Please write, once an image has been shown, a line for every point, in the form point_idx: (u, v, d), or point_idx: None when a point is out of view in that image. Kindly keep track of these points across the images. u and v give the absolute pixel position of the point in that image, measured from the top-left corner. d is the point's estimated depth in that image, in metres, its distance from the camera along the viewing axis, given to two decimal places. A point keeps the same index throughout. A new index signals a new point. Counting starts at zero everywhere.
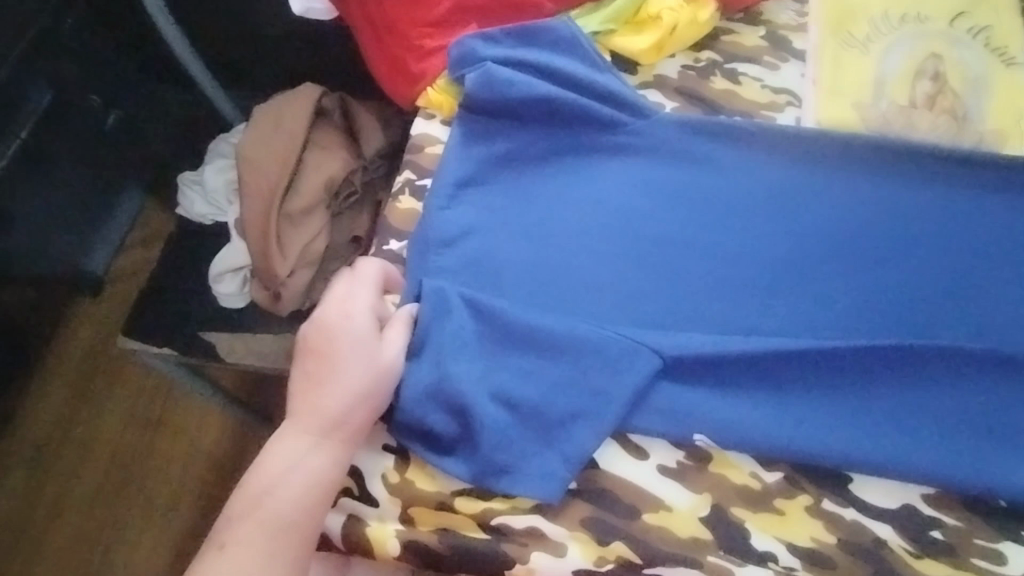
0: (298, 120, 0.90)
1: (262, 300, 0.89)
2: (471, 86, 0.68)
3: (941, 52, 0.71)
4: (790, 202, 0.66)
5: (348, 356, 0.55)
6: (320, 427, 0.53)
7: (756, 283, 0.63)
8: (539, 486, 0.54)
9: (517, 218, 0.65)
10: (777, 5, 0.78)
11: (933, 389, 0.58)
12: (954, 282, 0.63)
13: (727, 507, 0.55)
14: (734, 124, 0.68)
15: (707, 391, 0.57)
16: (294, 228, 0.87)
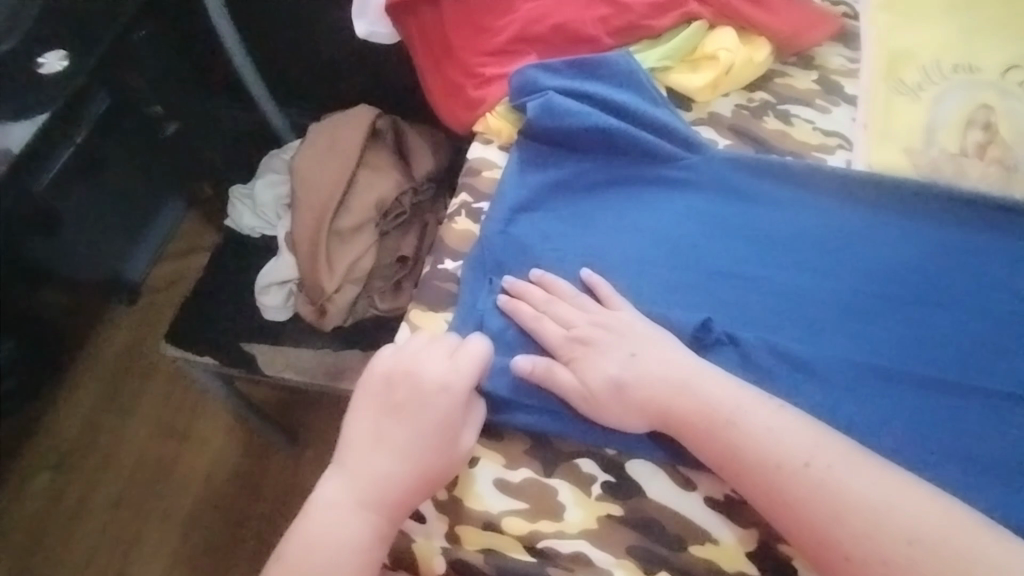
0: (355, 140, 0.94)
1: (307, 314, 0.92)
2: (531, 114, 0.70)
3: (992, 103, 0.73)
4: (838, 244, 0.66)
5: (415, 429, 0.55)
6: (388, 481, 0.54)
7: (808, 319, 0.63)
8: (602, 431, 0.58)
9: (574, 237, 0.67)
10: (829, 50, 0.80)
11: (984, 433, 0.58)
12: (1007, 331, 0.62)
13: (775, 546, 0.54)
14: (784, 162, 0.69)
15: None
16: (343, 245, 0.91)
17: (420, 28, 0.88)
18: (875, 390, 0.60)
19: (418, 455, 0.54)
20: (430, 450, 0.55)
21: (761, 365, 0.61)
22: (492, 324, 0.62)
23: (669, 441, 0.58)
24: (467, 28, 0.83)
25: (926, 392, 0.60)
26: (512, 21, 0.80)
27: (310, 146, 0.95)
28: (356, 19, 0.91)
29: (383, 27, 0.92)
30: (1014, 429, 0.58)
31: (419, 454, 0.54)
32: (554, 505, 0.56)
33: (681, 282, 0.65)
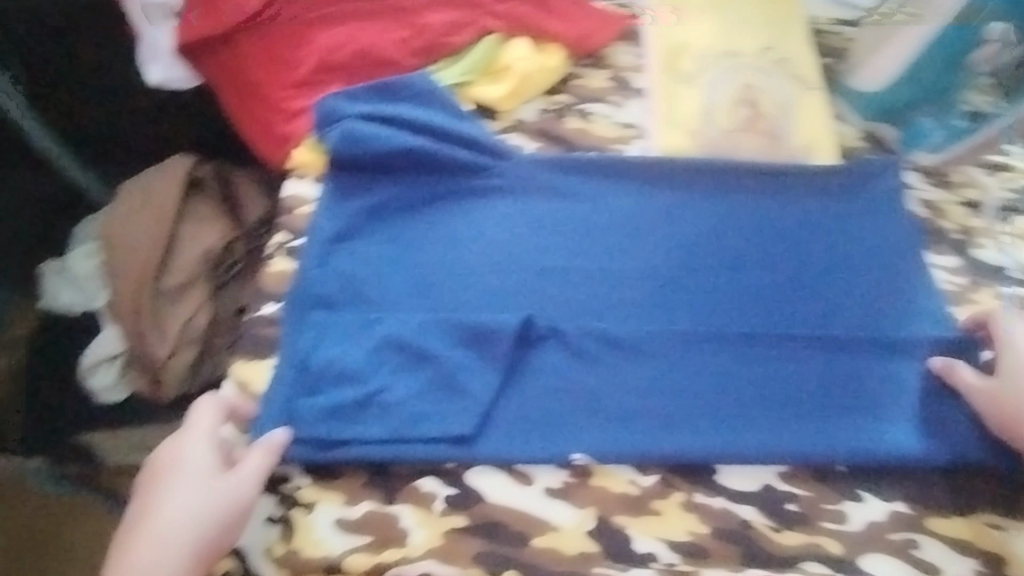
0: (170, 195, 0.89)
1: (142, 387, 0.88)
2: (334, 144, 0.72)
3: (754, 82, 0.81)
4: (644, 224, 0.72)
5: (190, 480, 0.54)
6: (177, 535, 0.52)
7: (623, 299, 0.68)
8: (437, 446, 0.60)
9: (394, 259, 0.68)
10: (619, 50, 0.85)
11: (785, 369, 0.66)
12: (794, 282, 0.70)
13: (610, 518, 0.59)
14: (587, 158, 0.74)
15: (555, 396, 0.63)
16: (170, 305, 0.86)
17: (220, 70, 0.85)
18: (685, 357, 0.66)
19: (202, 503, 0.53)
20: (215, 494, 0.54)
21: (584, 352, 0.65)
22: (316, 361, 0.63)
23: (501, 441, 0.61)
24: (267, 64, 0.81)
25: (735, 345, 0.66)
26: (313, 52, 0.79)
27: (123, 205, 0.89)
28: (147, 66, 0.86)
29: (180, 71, 0.87)
30: (811, 362, 0.66)
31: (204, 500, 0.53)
32: (395, 533, 0.57)
33: (501, 285, 0.68)
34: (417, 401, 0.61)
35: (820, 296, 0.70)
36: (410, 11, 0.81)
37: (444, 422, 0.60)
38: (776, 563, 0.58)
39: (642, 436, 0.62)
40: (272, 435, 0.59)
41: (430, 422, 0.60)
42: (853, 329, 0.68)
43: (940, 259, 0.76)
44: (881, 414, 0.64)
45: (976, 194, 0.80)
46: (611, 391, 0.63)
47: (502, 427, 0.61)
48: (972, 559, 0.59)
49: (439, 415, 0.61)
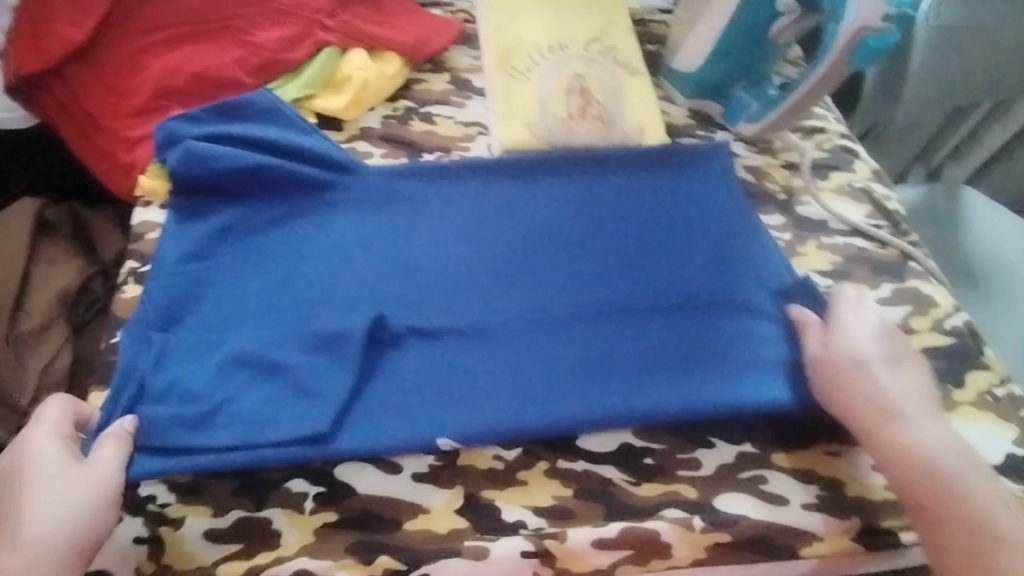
0: (19, 237, 0.86)
1: (1, 437, 0.80)
2: (173, 166, 0.73)
3: (582, 71, 0.85)
4: (490, 218, 0.76)
5: (39, 480, 0.54)
6: (39, 533, 0.52)
7: (473, 288, 0.71)
8: (285, 447, 0.61)
9: (243, 277, 0.70)
10: (456, 53, 0.90)
11: (629, 331, 0.70)
12: (633, 252, 0.76)
13: (478, 494, 0.63)
14: (436, 166, 0.78)
15: (407, 387, 0.65)
16: (29, 350, 0.82)
17: (54, 104, 0.83)
18: (536, 338, 0.69)
19: (60, 495, 0.54)
20: (71, 484, 0.54)
21: (436, 343, 0.68)
22: (158, 382, 0.63)
23: (356, 434, 0.62)
24: (102, 94, 0.80)
25: (582, 315, 0.71)
26: (147, 78, 0.79)
27: None
28: None
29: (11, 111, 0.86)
30: (654, 322, 0.71)
31: (61, 493, 0.54)
32: (269, 535, 0.60)
33: (349, 290, 0.70)
34: (266, 409, 0.63)
35: (668, 269, 0.75)
36: (241, 28, 0.82)
37: (296, 425, 0.62)
38: (641, 513, 0.63)
39: (497, 413, 0.64)
40: (118, 424, 0.60)
41: (281, 427, 0.62)
42: (690, 291, 0.74)
43: (768, 219, 0.83)
44: (733, 374, 0.68)
45: (797, 156, 0.88)
46: (464, 373, 0.66)
47: (358, 423, 0.63)
48: (814, 487, 0.66)
49: (294, 418, 0.62)
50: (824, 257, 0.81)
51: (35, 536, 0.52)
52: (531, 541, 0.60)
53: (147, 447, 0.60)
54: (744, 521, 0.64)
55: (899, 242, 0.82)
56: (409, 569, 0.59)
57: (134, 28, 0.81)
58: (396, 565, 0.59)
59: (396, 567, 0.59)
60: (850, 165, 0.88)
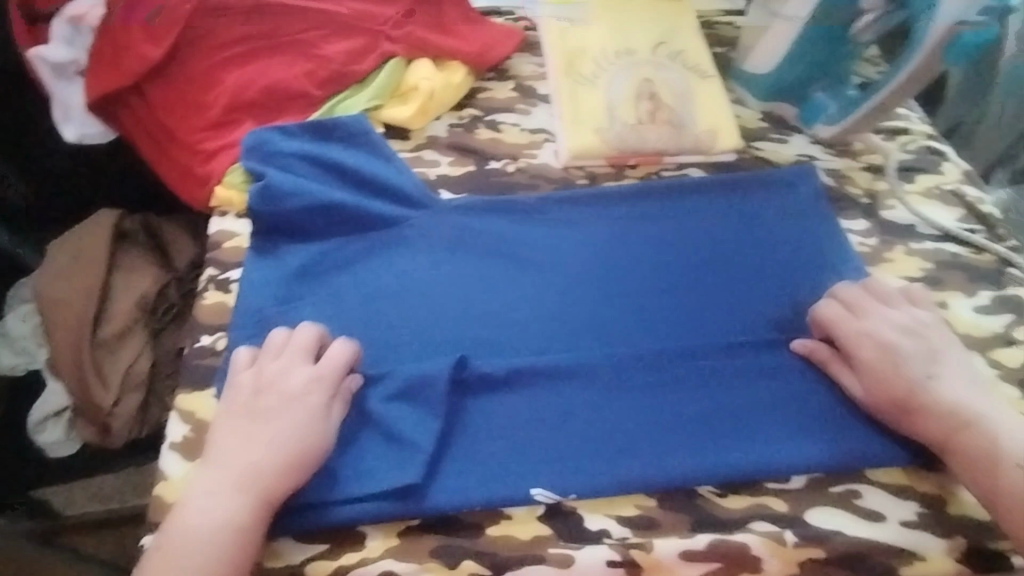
0: (101, 245, 0.89)
1: (89, 436, 0.88)
2: (252, 201, 0.73)
3: (651, 76, 0.83)
4: (567, 250, 0.75)
5: (284, 414, 0.60)
6: (259, 468, 0.58)
7: (557, 330, 0.70)
8: (386, 504, 0.60)
9: (330, 319, 0.70)
10: (520, 60, 0.90)
11: (722, 377, 0.68)
12: (716, 288, 0.73)
13: (567, 505, 0.62)
14: (513, 198, 0.77)
15: (499, 441, 0.64)
16: (111, 355, 0.86)
17: (135, 122, 0.85)
18: (624, 383, 0.67)
19: (292, 437, 0.59)
20: (301, 431, 0.60)
21: (519, 387, 0.66)
22: None
23: (452, 491, 0.61)
24: (178, 109, 0.82)
25: (670, 359, 0.68)
26: (221, 92, 0.81)
27: (50, 263, 0.87)
28: (62, 124, 0.86)
29: (94, 126, 0.87)
30: (747, 369, 0.68)
31: (290, 436, 0.59)
32: (355, 534, 0.61)
33: (432, 334, 0.69)
34: (359, 467, 0.62)
35: (759, 308, 0.72)
36: (310, 42, 0.83)
37: (389, 475, 0.61)
38: (728, 524, 0.62)
39: (591, 471, 0.62)
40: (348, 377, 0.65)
41: (377, 481, 0.61)
42: (778, 329, 0.70)
43: (850, 224, 0.79)
44: (824, 417, 0.66)
45: (880, 159, 0.84)
46: (553, 419, 0.65)
47: (451, 474, 0.62)
48: (914, 502, 0.63)
49: (385, 469, 0.61)
50: (914, 263, 0.76)
51: (261, 469, 0.58)
52: (617, 551, 0.59)
53: None
54: (838, 535, 0.61)
55: (996, 247, 0.77)
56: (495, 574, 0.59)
57: (207, 44, 0.82)
58: (481, 571, 0.59)
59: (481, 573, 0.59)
60: (938, 167, 0.83)
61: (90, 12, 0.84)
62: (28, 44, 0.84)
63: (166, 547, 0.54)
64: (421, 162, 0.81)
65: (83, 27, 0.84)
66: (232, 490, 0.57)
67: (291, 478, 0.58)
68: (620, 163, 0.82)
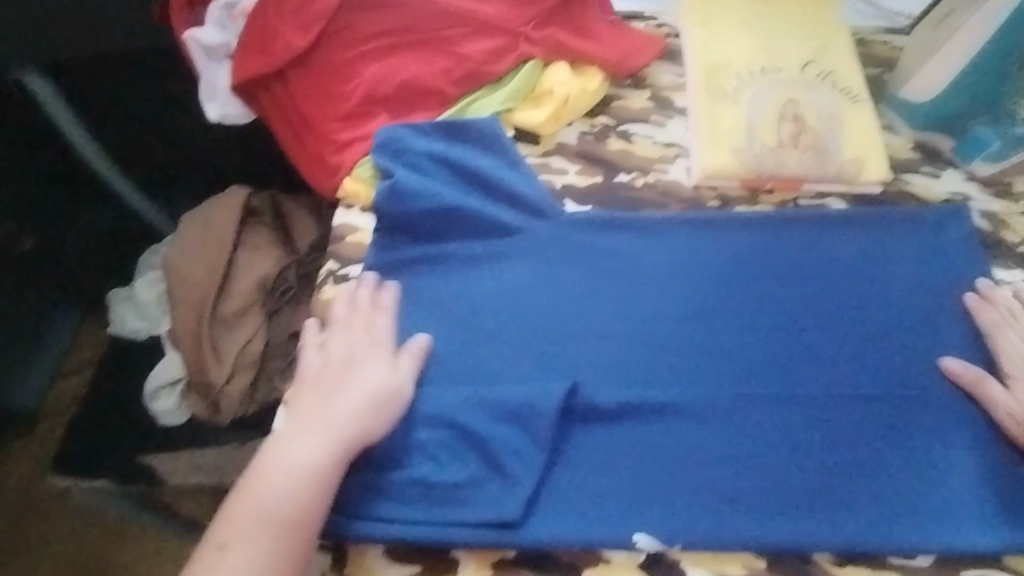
0: (226, 229, 0.93)
1: (202, 411, 0.94)
2: (379, 199, 0.75)
3: (797, 96, 0.80)
4: (697, 272, 0.73)
5: (359, 368, 0.66)
6: (333, 413, 0.62)
7: (679, 355, 0.69)
8: (485, 530, 0.61)
9: (450, 324, 0.70)
10: (658, 69, 0.88)
11: (848, 432, 0.65)
12: (849, 329, 0.70)
13: (671, 557, 0.61)
14: (638, 217, 0.76)
15: (604, 476, 0.63)
16: (229, 332, 0.91)
17: (273, 106, 0.87)
18: (737, 430, 0.65)
19: (363, 385, 0.64)
20: (367, 379, 0.64)
21: (632, 416, 0.66)
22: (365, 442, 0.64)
23: (550, 525, 0.61)
24: (316, 97, 0.84)
25: (795, 400, 0.66)
26: (359, 84, 0.82)
27: (180, 239, 0.93)
28: (207, 103, 0.89)
29: (235, 106, 0.89)
30: (876, 417, 0.66)
31: (370, 381, 0.64)
32: (450, 559, 0.61)
33: (547, 355, 0.69)
34: (466, 485, 0.62)
35: (896, 355, 0.68)
36: (450, 39, 0.83)
37: (490, 505, 0.61)
38: None
39: (697, 518, 0.61)
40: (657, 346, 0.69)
41: (481, 505, 0.61)
42: (915, 383, 0.67)
43: (1006, 274, 0.74)
44: (949, 500, 0.62)
45: None
46: (661, 457, 0.64)
47: (551, 509, 0.62)
48: None
49: (489, 495, 0.62)
50: None
51: (334, 412, 0.62)
52: None
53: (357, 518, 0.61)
54: None
55: None
56: None
57: (349, 35, 0.83)
58: None
59: None
60: None
61: None
62: (183, 25, 0.88)
63: (246, 492, 0.58)
64: (548, 170, 0.80)
65: (235, 12, 0.87)
66: (309, 433, 0.61)
67: (360, 422, 0.62)
68: (755, 186, 0.79)
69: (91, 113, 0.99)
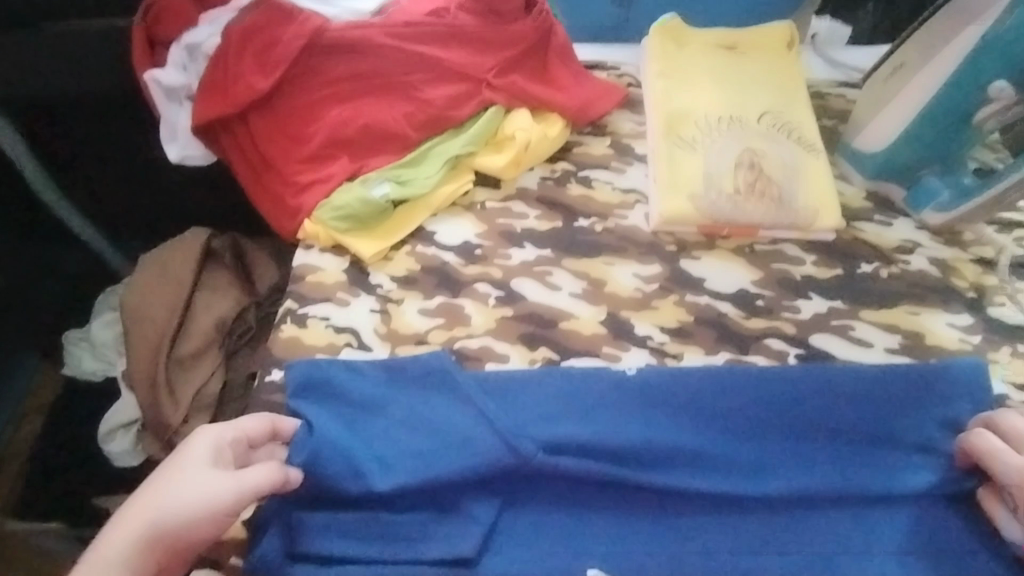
0: (187, 267, 0.91)
1: (158, 453, 0.88)
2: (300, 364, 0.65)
3: (754, 145, 0.81)
4: (683, 391, 0.66)
5: (181, 481, 0.52)
6: (133, 549, 0.50)
7: (641, 417, 0.65)
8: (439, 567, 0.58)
9: (392, 399, 0.64)
10: (619, 117, 0.90)
11: (807, 478, 0.63)
12: (816, 389, 0.67)
13: None
14: (610, 370, 0.67)
15: (558, 519, 0.61)
16: (185, 373, 0.87)
17: (235, 147, 0.87)
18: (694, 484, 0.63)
19: (169, 519, 0.51)
20: (181, 520, 0.51)
21: (589, 464, 0.62)
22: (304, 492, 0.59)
23: (505, 561, 0.58)
24: (278, 140, 0.83)
25: (759, 457, 0.64)
26: (321, 127, 0.82)
27: (138, 280, 0.90)
28: (166, 144, 0.88)
29: (196, 149, 0.89)
30: (838, 473, 0.64)
31: (178, 513, 0.51)
32: None
33: (508, 408, 0.64)
34: (413, 531, 0.59)
35: (865, 416, 0.66)
36: (412, 84, 0.84)
37: (443, 543, 0.58)
38: None
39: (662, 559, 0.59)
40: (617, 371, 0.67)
41: (433, 545, 0.58)
42: (879, 431, 0.66)
43: (954, 319, 0.75)
44: (904, 542, 0.62)
45: (992, 251, 0.79)
46: (610, 505, 0.62)
47: (504, 549, 0.59)
48: None
49: (444, 536, 0.59)
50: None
51: (134, 543, 0.50)
52: None
53: (305, 556, 0.58)
54: None
55: None
56: None
57: (314, 79, 0.84)
58: None
59: None
60: None
61: (206, 39, 0.85)
62: (145, 66, 0.86)
63: None
64: (509, 213, 0.81)
65: (196, 54, 0.86)
66: None
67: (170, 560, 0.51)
68: (713, 232, 0.80)
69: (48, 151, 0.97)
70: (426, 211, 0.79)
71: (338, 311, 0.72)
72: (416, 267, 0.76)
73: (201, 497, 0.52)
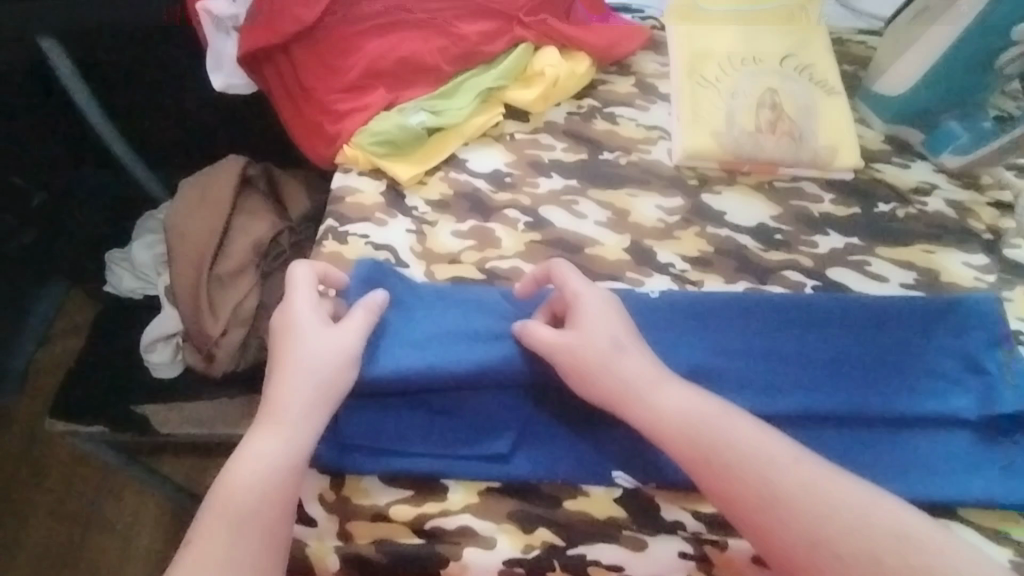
0: (226, 190, 0.95)
1: (195, 362, 0.95)
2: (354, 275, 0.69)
3: (776, 86, 0.84)
4: (711, 314, 0.70)
5: (309, 343, 0.62)
6: (299, 394, 0.60)
7: (665, 332, 0.69)
8: (477, 464, 0.64)
9: (436, 315, 0.68)
10: (644, 58, 0.92)
11: (826, 395, 0.66)
12: (828, 316, 0.70)
13: (651, 497, 0.64)
14: (636, 292, 0.71)
15: (579, 427, 0.66)
16: (224, 290, 0.93)
17: (276, 78, 0.90)
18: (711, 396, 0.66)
19: (320, 368, 0.61)
20: (327, 367, 0.61)
21: None
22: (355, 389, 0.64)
23: (532, 460, 0.64)
24: (318, 70, 0.86)
25: (778, 376, 0.67)
26: (361, 58, 0.85)
27: (180, 202, 0.95)
28: (212, 73, 0.92)
29: (240, 79, 0.93)
30: (850, 390, 0.66)
31: (325, 362, 0.61)
32: (437, 486, 0.64)
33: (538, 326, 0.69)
34: (454, 432, 0.64)
35: (882, 343, 0.69)
36: (448, 20, 0.86)
37: (480, 442, 0.64)
38: None
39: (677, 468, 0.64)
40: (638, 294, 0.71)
41: (471, 443, 0.64)
42: (892, 355, 0.68)
43: (970, 258, 0.77)
44: (926, 462, 0.64)
45: (1009, 196, 0.81)
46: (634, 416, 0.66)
47: (533, 449, 0.65)
48: (1002, 546, 0.62)
49: (480, 439, 0.64)
50: None
51: (299, 391, 0.60)
52: (690, 544, 0.62)
53: (359, 447, 0.64)
54: None
55: None
56: (566, 546, 0.61)
57: (355, 13, 0.87)
58: (555, 541, 0.62)
59: (554, 541, 0.62)
60: None
61: None
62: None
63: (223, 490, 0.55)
64: (537, 145, 0.84)
65: None
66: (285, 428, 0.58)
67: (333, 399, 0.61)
68: (734, 168, 0.83)
69: (94, 78, 1.01)
70: (458, 140, 0.83)
71: (377, 230, 0.76)
72: (449, 191, 0.80)
73: (335, 349, 0.62)
